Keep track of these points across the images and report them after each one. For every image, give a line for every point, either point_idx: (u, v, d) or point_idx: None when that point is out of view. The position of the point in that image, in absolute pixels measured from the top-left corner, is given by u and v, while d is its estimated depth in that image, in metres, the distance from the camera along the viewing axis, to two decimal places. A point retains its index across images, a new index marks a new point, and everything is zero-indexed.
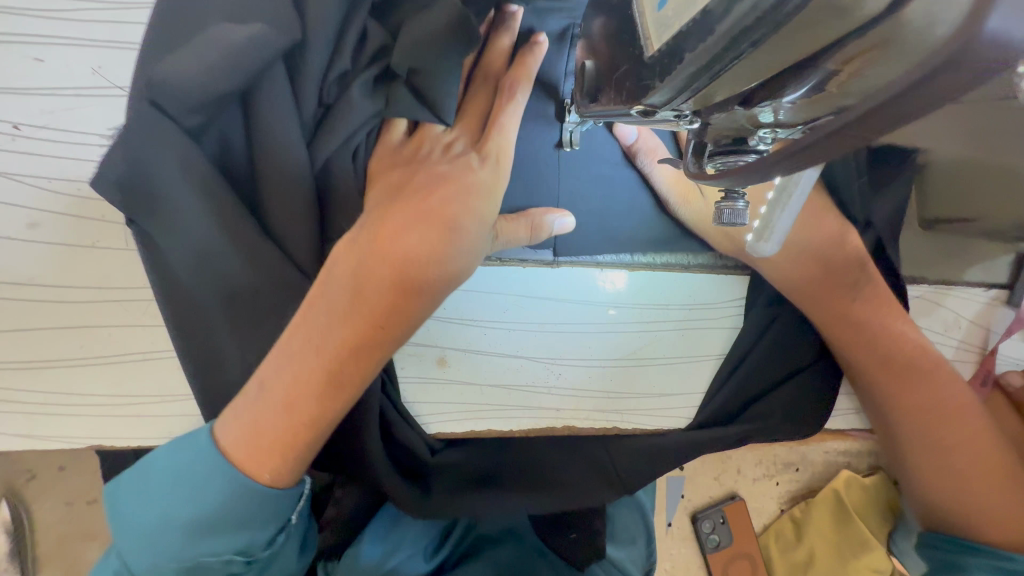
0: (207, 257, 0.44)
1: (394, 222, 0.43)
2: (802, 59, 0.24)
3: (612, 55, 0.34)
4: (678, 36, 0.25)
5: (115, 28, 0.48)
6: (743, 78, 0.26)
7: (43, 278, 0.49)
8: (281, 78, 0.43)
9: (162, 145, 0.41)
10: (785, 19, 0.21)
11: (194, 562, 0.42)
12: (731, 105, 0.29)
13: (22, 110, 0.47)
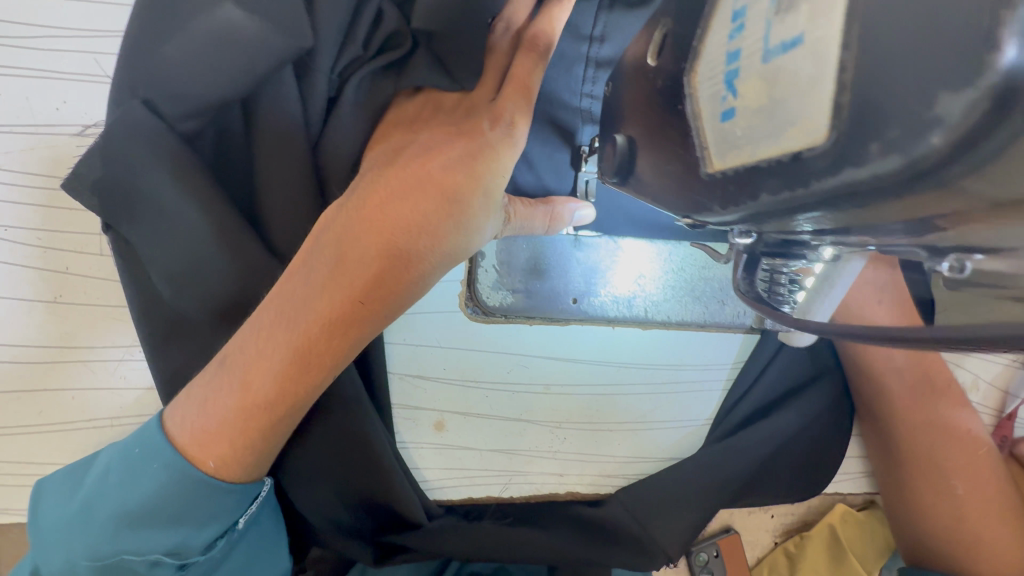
0: (190, 266, 0.38)
1: (388, 186, 0.36)
2: (930, 216, 0.16)
3: (654, 124, 0.26)
4: (751, 168, 0.18)
5: (33, 32, 0.39)
6: (848, 222, 0.18)
7: None
8: (290, 79, 0.37)
9: (154, 149, 0.36)
10: (909, 184, 0.14)
11: (114, 560, 0.36)
12: (796, 234, 0.24)
13: None
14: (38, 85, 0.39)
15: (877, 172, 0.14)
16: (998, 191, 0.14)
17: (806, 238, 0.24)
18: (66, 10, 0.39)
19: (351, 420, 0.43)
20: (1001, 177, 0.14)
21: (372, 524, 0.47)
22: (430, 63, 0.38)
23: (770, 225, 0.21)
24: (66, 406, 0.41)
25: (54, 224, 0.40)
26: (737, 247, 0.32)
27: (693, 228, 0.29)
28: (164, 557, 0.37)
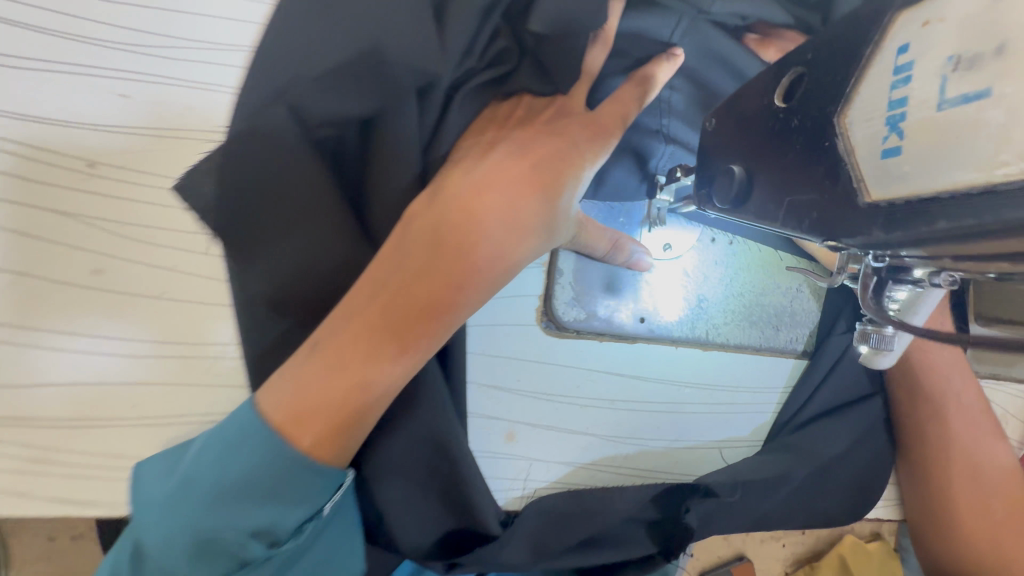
0: (301, 268, 0.39)
1: (493, 165, 0.38)
2: None
3: (783, 153, 0.29)
4: (936, 195, 0.20)
5: (162, 39, 0.41)
6: (1009, 245, 0.20)
7: (25, 306, 0.39)
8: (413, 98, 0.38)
9: (280, 154, 0.37)
10: None
11: (206, 535, 0.34)
12: (914, 261, 0.27)
13: (24, 105, 0.39)
14: (164, 88, 0.41)
15: None
16: None
17: (916, 263, 0.27)
18: (194, 19, 0.41)
19: (433, 423, 0.42)
20: None
21: (441, 528, 0.46)
22: (539, 81, 0.40)
23: (913, 248, 0.24)
24: (159, 401, 0.41)
25: (166, 222, 0.41)
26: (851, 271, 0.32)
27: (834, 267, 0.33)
28: (256, 534, 0.35)
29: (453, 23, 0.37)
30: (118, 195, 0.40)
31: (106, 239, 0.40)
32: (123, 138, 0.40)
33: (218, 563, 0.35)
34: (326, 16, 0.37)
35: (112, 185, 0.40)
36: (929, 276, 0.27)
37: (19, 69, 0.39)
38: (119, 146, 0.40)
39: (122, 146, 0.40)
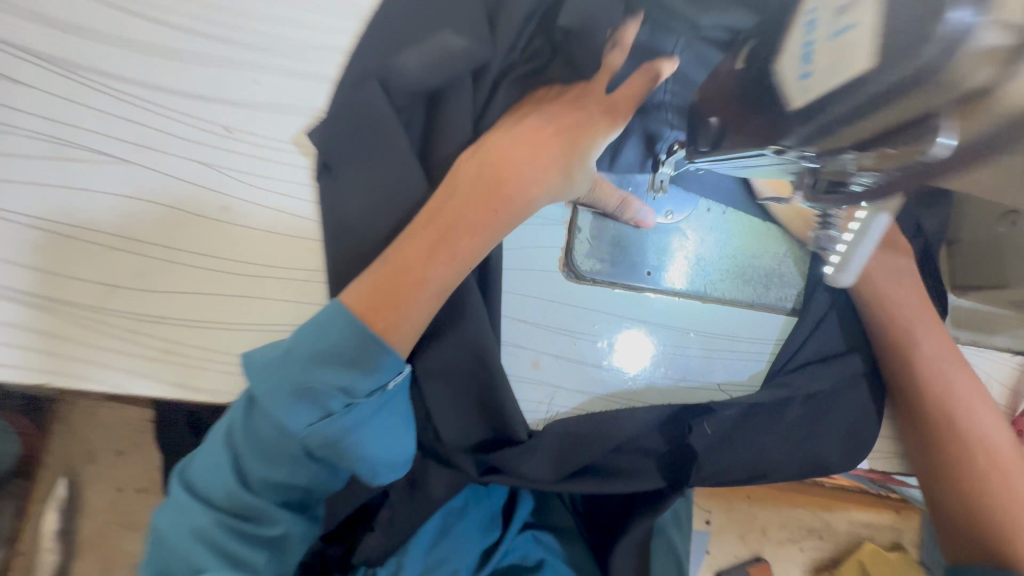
0: (382, 198, 0.51)
1: (525, 128, 0.51)
2: (926, 112, 0.28)
3: (743, 95, 0.39)
4: (830, 90, 0.30)
5: (275, 36, 0.54)
6: (882, 122, 0.30)
7: (158, 230, 0.51)
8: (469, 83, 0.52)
9: (371, 117, 0.50)
10: (917, 83, 0.26)
11: (303, 387, 0.44)
12: (842, 159, 0.35)
13: (172, 82, 0.52)
14: (276, 73, 0.54)
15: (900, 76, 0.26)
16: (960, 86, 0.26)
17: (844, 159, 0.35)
18: (300, 23, 0.54)
19: (478, 330, 0.52)
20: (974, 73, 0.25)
21: (475, 428, 0.57)
22: (565, 73, 0.53)
23: (830, 140, 0.33)
24: (263, 311, 0.52)
25: (273, 172, 0.53)
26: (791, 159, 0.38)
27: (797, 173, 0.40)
28: (340, 390, 0.44)
29: (503, 28, 0.51)
30: (236, 150, 0.52)
31: (233, 185, 0.52)
32: (243, 108, 0.53)
33: (309, 412, 0.44)
34: (410, 26, 0.52)
35: (234, 142, 0.53)
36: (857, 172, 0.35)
37: (172, 56, 0.52)
38: (247, 116, 0.53)
39: (241, 114, 0.53)
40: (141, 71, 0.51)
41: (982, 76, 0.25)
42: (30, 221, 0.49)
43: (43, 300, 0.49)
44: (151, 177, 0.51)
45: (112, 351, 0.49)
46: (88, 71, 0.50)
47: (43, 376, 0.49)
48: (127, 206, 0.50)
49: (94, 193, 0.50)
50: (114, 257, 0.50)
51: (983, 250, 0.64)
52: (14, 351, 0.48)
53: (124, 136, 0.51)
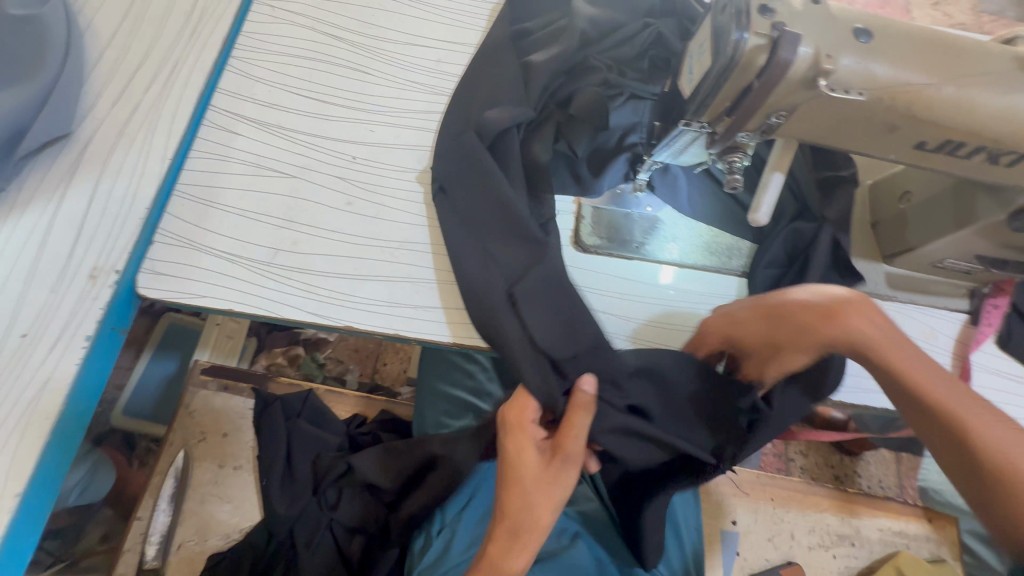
0: (486, 189, 0.78)
1: (526, 485, 0.69)
2: (745, 84, 0.53)
3: (670, 103, 0.67)
4: (699, 81, 0.56)
5: (385, 105, 0.87)
6: (728, 94, 0.55)
7: (308, 216, 0.79)
8: (515, 133, 0.80)
9: (471, 155, 0.79)
10: (733, 66, 0.52)
11: None
12: (722, 124, 0.59)
13: (322, 130, 0.84)
14: (385, 125, 0.86)
15: (723, 64, 0.53)
16: (751, 66, 0.52)
17: (721, 121, 0.58)
18: (399, 99, 0.88)
19: (551, 264, 0.75)
20: (754, 57, 0.51)
21: (554, 336, 0.72)
22: (564, 121, 0.85)
23: (706, 114, 0.59)
24: (368, 267, 0.77)
25: (381, 182, 0.82)
26: (703, 134, 0.63)
27: (710, 143, 0.62)
28: None
29: (530, 93, 0.82)
30: (358, 169, 0.83)
31: (354, 190, 0.81)
32: (363, 145, 0.84)
33: None
34: (474, 102, 0.86)
35: (356, 163, 0.83)
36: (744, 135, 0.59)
37: (323, 115, 0.85)
38: (364, 151, 0.84)
39: (362, 149, 0.84)
40: (303, 127, 0.84)
41: (759, 60, 0.51)
42: (230, 212, 0.78)
43: (231, 259, 0.76)
44: (304, 185, 0.81)
45: (273, 290, 0.75)
46: (274, 127, 0.83)
47: (226, 306, 0.74)
48: (289, 201, 0.79)
49: (271, 195, 0.80)
50: (281, 231, 0.78)
51: (894, 223, 0.85)
52: (211, 292, 0.74)
53: (290, 162, 0.82)
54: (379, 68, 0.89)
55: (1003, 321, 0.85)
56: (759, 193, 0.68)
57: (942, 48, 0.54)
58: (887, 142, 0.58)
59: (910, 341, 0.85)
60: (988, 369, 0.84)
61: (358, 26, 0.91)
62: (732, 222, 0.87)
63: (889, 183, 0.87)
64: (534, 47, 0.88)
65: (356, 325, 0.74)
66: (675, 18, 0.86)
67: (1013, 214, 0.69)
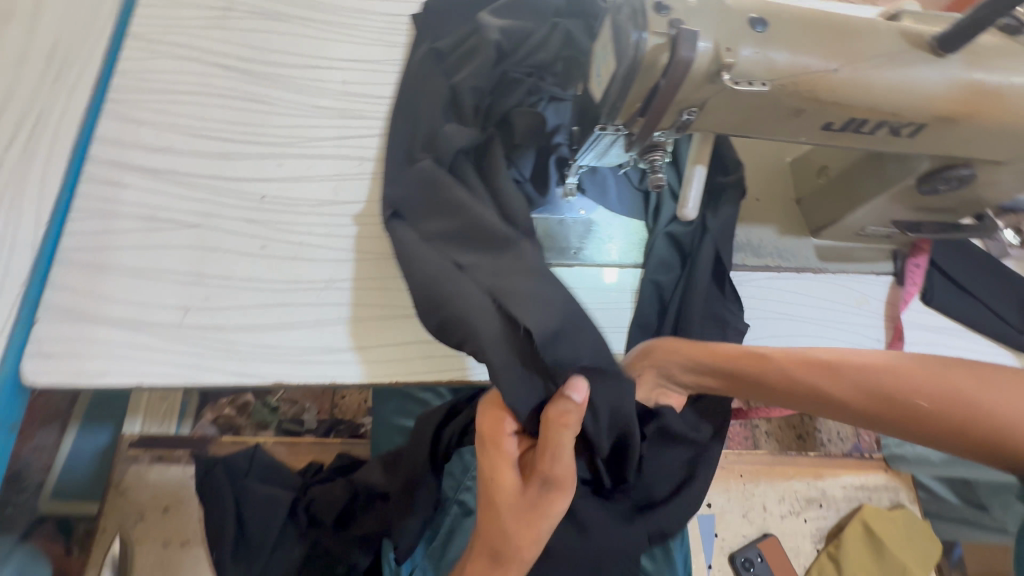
0: (452, 212, 0.69)
1: (504, 517, 0.58)
2: (653, 84, 0.52)
3: (584, 108, 0.65)
4: (607, 85, 0.54)
5: (293, 136, 0.81)
6: (638, 94, 0.53)
7: (218, 267, 0.72)
8: (469, 160, 0.75)
9: (435, 181, 0.72)
10: (638, 67, 0.51)
11: None
12: (637, 125, 0.57)
13: (224, 170, 0.77)
14: (295, 157, 0.80)
15: (627, 66, 0.51)
16: (654, 65, 0.50)
17: (634, 122, 0.57)
18: (307, 128, 0.82)
19: (542, 276, 0.63)
20: (656, 57, 0.50)
21: (550, 336, 0.57)
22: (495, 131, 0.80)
23: (619, 117, 0.57)
24: (292, 314, 0.72)
25: (297, 220, 0.76)
26: (621, 136, 0.61)
27: (630, 145, 0.61)
28: None
29: (465, 116, 0.78)
30: (270, 208, 0.76)
31: (267, 232, 0.75)
32: (273, 182, 0.78)
33: None
34: (411, 127, 0.81)
35: (267, 203, 0.77)
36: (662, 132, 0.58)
37: (224, 154, 0.78)
38: (274, 187, 0.78)
39: (273, 186, 0.78)
40: (203, 169, 0.77)
41: (662, 59, 0.50)
42: (127, 274, 0.70)
43: (133, 326, 0.68)
44: (210, 234, 0.73)
45: (187, 354, 0.68)
46: (167, 173, 0.76)
47: (133, 380, 0.66)
48: (195, 253, 0.72)
49: (173, 248, 0.72)
50: (189, 287, 0.70)
51: (816, 198, 0.87)
52: (113, 367, 0.66)
53: (191, 209, 0.74)
54: (280, 97, 0.83)
55: (924, 279, 0.90)
56: (684, 188, 0.67)
57: (836, 31, 0.55)
58: (798, 127, 0.59)
59: (844, 310, 0.88)
60: (918, 326, 0.88)
61: (253, 54, 0.85)
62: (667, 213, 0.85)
63: (807, 160, 0.90)
64: (453, 68, 0.82)
65: (287, 379, 0.69)
66: (583, 18, 0.85)
67: (920, 179, 0.72)
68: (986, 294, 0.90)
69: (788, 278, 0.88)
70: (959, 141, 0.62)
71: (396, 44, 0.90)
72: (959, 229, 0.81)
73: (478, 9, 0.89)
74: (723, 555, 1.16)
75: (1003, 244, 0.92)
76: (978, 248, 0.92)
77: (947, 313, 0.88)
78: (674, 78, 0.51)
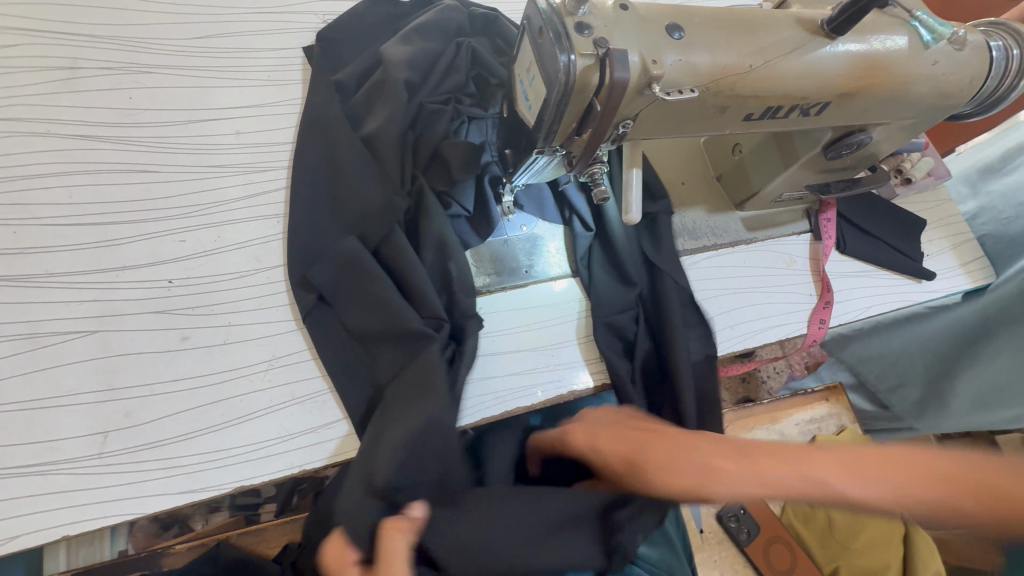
0: (369, 301, 0.67)
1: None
2: (587, 104, 0.51)
3: (514, 132, 0.63)
4: (540, 110, 0.52)
5: (193, 204, 0.71)
6: (574, 115, 0.52)
7: (136, 372, 0.62)
8: (397, 237, 0.71)
9: (354, 264, 0.68)
10: (570, 89, 0.49)
11: None
12: (576, 145, 0.56)
13: (116, 259, 0.66)
14: (201, 228, 0.70)
15: (562, 89, 0.49)
16: (587, 87, 0.49)
17: (567, 143, 0.56)
18: (207, 192, 0.72)
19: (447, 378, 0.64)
20: (587, 77, 0.49)
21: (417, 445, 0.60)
22: (423, 167, 0.76)
23: (554, 140, 0.56)
24: (238, 407, 0.63)
25: (220, 299, 0.67)
26: (557, 155, 0.59)
27: (570, 164, 0.59)
28: None
29: (388, 166, 0.73)
30: (184, 292, 0.67)
31: (186, 321, 0.65)
32: (180, 261, 0.68)
33: None
34: (329, 175, 0.75)
35: (178, 286, 0.67)
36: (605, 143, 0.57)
37: (111, 240, 0.67)
38: (181, 268, 0.68)
39: (181, 266, 0.68)
40: (88, 263, 0.65)
41: (593, 79, 0.49)
42: (17, 410, 0.58)
43: (40, 470, 0.57)
44: (114, 338, 0.63)
45: (119, 486, 0.58)
46: (41, 275, 0.63)
47: (60, 532, 0.55)
48: (102, 363, 0.61)
49: (72, 365, 0.61)
50: (103, 406, 0.60)
51: (734, 174, 0.92)
52: (27, 525, 0.55)
53: (83, 313, 0.63)
54: (166, 162, 0.72)
55: (836, 230, 0.98)
56: (626, 193, 0.67)
57: (743, 27, 0.56)
58: (722, 122, 0.60)
59: (777, 273, 0.94)
60: (838, 275, 0.96)
61: (121, 117, 0.73)
62: (602, 227, 0.84)
63: (718, 140, 0.94)
64: (366, 111, 0.77)
65: (249, 480, 0.61)
66: (485, 38, 0.83)
67: (826, 147, 0.77)
68: (886, 234, 1.00)
69: (725, 253, 0.93)
70: (858, 111, 0.67)
71: (290, 83, 0.81)
72: (860, 182, 0.91)
73: (374, 39, 0.84)
74: (711, 518, 1.22)
75: (891, 188, 1.03)
76: (872, 195, 1.02)
77: (860, 258, 0.98)
78: (607, 97, 0.50)
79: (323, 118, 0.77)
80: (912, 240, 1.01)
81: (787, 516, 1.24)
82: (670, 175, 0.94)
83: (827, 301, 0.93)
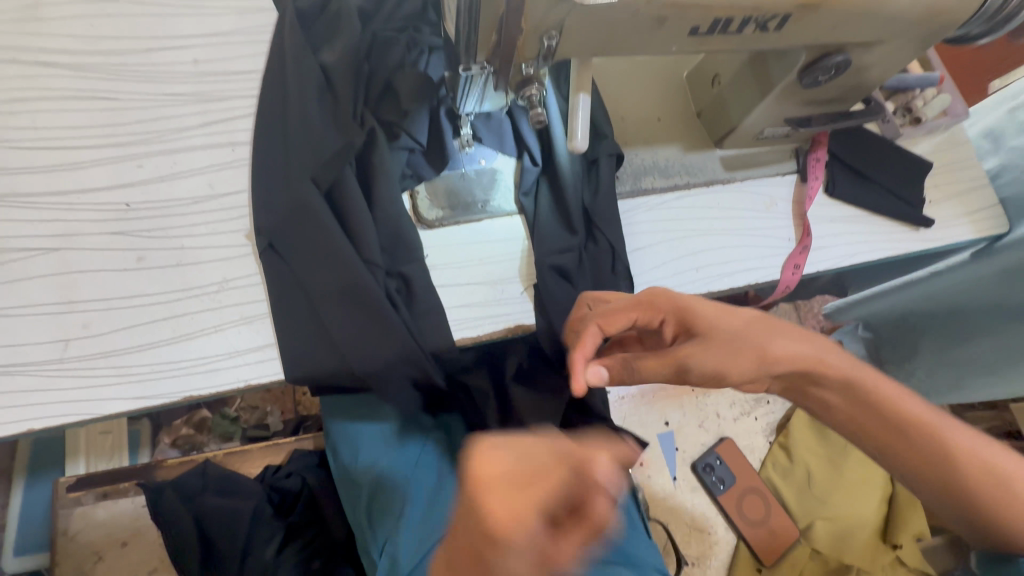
0: (316, 247, 0.68)
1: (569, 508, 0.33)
2: (500, 12, 0.48)
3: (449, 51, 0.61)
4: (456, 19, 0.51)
5: (152, 130, 0.73)
6: (488, 26, 0.50)
7: (94, 287, 0.66)
8: (348, 179, 0.71)
9: (304, 204, 0.69)
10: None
11: None
12: (501, 62, 0.54)
13: (78, 180, 0.70)
14: (156, 155, 0.72)
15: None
16: None
17: (485, 64, 0.55)
18: (164, 119, 0.74)
19: (385, 329, 0.68)
20: None
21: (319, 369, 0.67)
22: (375, 99, 0.75)
23: (474, 53, 0.53)
24: (187, 323, 0.67)
25: (173, 222, 0.70)
26: (485, 71, 0.56)
27: (501, 86, 0.57)
28: None
29: (337, 96, 0.73)
30: (139, 215, 0.70)
31: (139, 242, 0.69)
32: (136, 186, 0.71)
33: None
34: (280, 104, 0.75)
35: (133, 209, 0.70)
36: (537, 56, 0.54)
37: (75, 163, 0.70)
38: (138, 192, 0.70)
39: (137, 190, 0.71)
40: (51, 184, 0.69)
41: None
42: None
43: (7, 370, 0.62)
44: (73, 256, 0.67)
45: (76, 389, 0.63)
46: (8, 194, 0.68)
47: (25, 425, 0.61)
48: (65, 278, 0.66)
49: (33, 278, 0.65)
50: (63, 318, 0.64)
51: (713, 108, 0.87)
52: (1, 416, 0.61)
53: (45, 232, 0.67)
54: (125, 88, 0.74)
55: (825, 171, 0.92)
56: (572, 119, 0.65)
57: None
58: (664, 38, 0.57)
59: (754, 215, 0.89)
60: (823, 219, 0.90)
61: (83, 44, 0.75)
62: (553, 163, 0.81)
63: (700, 71, 0.88)
64: (320, 39, 0.76)
65: (196, 391, 0.65)
66: None
67: (801, 73, 0.71)
68: (884, 176, 0.93)
69: (699, 194, 0.89)
70: (825, 27, 0.61)
71: (249, 10, 0.81)
72: (851, 116, 0.84)
73: None
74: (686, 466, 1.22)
75: (896, 125, 0.94)
76: (872, 134, 0.94)
77: (850, 202, 0.91)
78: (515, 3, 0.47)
79: (280, 52, 0.77)
80: (914, 184, 0.93)
81: (765, 471, 1.23)
82: (645, 109, 0.90)
83: (805, 246, 0.87)
